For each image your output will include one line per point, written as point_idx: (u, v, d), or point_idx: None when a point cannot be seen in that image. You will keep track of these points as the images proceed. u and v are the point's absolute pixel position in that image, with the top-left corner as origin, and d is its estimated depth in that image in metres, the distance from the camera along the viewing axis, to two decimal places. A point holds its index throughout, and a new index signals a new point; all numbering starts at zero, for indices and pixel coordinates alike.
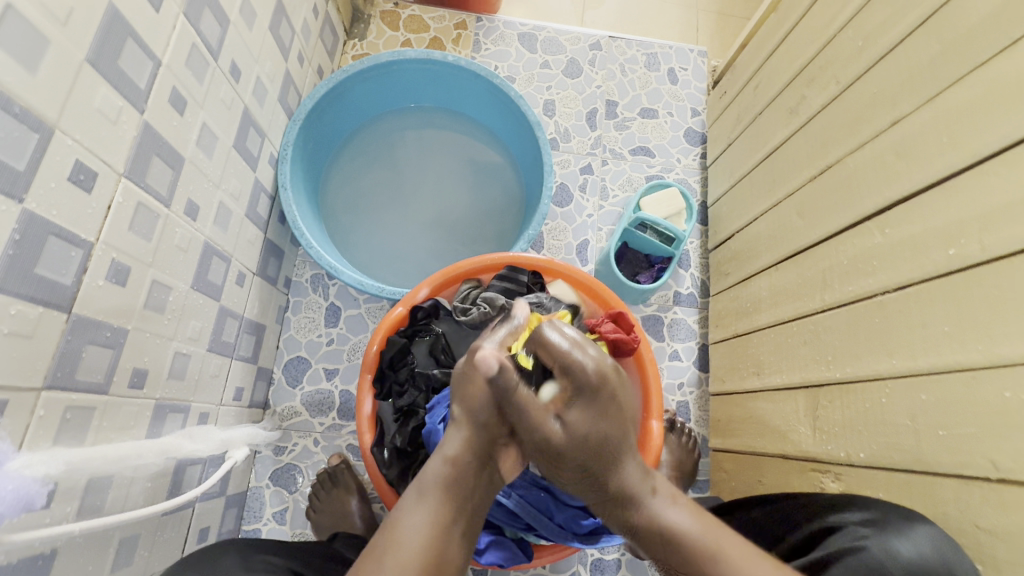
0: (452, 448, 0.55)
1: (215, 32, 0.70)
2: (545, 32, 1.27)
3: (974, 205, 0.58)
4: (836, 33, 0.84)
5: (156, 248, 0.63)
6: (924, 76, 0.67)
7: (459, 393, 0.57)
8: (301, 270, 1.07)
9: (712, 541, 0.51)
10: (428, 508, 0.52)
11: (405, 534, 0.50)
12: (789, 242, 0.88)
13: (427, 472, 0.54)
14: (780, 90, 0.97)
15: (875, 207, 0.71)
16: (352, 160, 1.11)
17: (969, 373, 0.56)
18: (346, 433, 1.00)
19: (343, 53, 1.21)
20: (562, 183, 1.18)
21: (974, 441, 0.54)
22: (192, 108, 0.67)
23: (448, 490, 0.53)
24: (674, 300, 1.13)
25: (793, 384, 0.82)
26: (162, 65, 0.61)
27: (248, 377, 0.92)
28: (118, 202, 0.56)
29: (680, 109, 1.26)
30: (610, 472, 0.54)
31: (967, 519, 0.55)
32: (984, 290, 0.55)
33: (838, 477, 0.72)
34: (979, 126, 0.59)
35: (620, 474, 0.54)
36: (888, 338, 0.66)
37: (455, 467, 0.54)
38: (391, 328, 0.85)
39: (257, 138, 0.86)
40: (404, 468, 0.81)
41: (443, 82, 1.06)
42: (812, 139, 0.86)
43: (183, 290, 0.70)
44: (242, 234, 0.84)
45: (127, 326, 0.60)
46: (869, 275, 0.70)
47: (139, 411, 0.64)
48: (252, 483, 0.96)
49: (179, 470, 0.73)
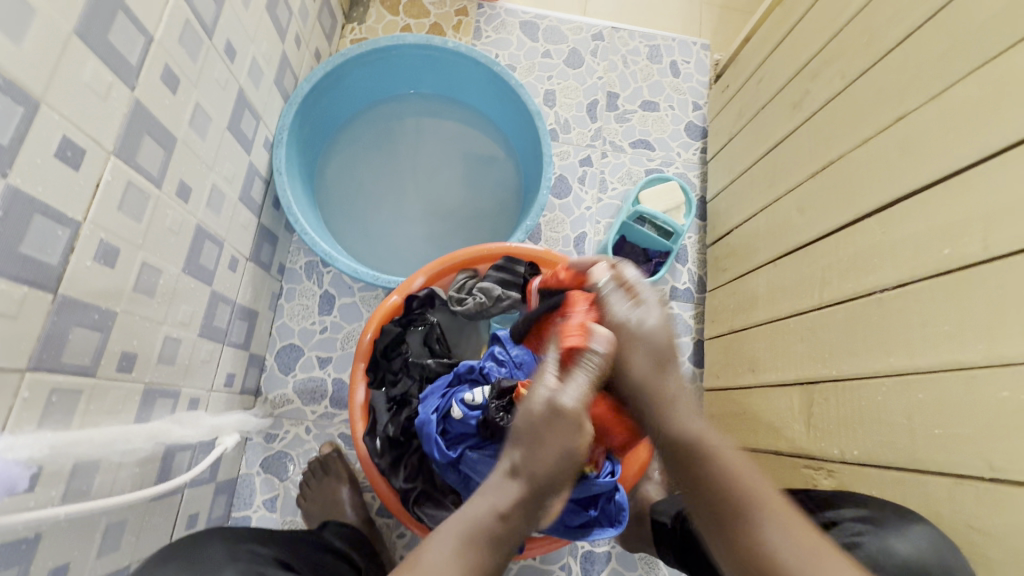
0: (503, 502, 0.49)
1: (209, 9, 0.68)
2: (547, 21, 1.25)
3: (978, 202, 0.57)
4: (842, 28, 0.83)
5: (147, 229, 0.62)
6: (931, 73, 0.66)
7: (527, 443, 0.51)
8: (294, 257, 1.05)
9: (750, 473, 0.52)
10: (469, 550, 0.48)
11: (439, 574, 0.46)
12: (789, 239, 0.88)
13: (471, 515, 0.49)
14: (783, 85, 0.96)
15: (876, 205, 0.71)
16: (349, 147, 1.10)
17: (966, 373, 0.55)
18: (338, 421, 1.00)
19: (342, 37, 1.19)
20: (561, 175, 1.16)
21: (970, 440, 0.54)
22: (185, 87, 0.66)
23: (491, 535, 0.48)
24: (671, 294, 1.12)
25: (788, 380, 0.82)
26: (154, 41, 0.59)
27: (239, 363, 0.91)
28: (107, 180, 0.55)
29: (682, 103, 1.25)
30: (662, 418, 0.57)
31: (961, 518, 0.55)
32: (983, 289, 0.55)
33: (830, 474, 0.72)
34: (984, 124, 0.58)
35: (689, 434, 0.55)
36: (885, 336, 0.66)
37: (507, 524, 0.49)
38: (386, 316, 0.85)
39: (252, 120, 0.84)
40: (396, 458, 0.79)
41: (443, 69, 1.05)
42: (815, 135, 0.85)
43: (174, 273, 0.69)
44: (236, 219, 0.83)
45: (116, 309, 0.59)
46: (869, 272, 0.70)
47: (127, 395, 0.63)
48: (242, 471, 0.95)
49: (169, 456, 0.72)
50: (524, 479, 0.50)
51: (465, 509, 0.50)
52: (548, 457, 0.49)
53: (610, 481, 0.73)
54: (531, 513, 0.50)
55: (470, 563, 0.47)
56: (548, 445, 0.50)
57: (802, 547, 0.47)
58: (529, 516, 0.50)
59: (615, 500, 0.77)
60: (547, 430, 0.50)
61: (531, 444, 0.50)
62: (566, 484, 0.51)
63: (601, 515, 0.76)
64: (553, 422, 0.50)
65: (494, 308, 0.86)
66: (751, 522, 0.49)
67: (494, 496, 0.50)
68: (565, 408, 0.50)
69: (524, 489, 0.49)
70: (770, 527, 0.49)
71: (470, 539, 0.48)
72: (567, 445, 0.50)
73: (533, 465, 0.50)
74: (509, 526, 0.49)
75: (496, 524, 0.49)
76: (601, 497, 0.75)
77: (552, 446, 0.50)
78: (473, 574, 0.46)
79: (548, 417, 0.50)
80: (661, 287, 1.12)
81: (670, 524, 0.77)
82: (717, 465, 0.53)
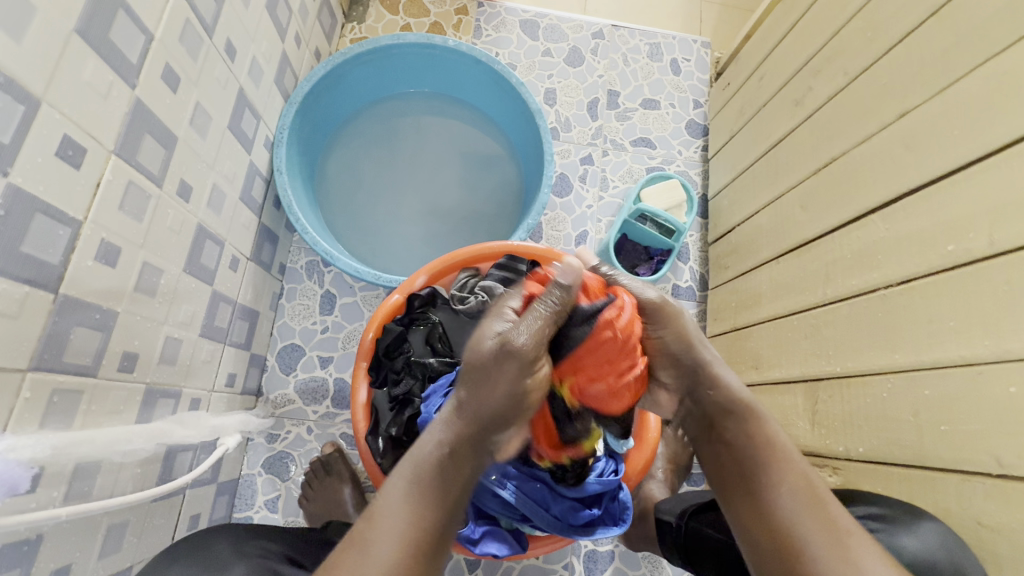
0: (446, 434, 0.54)
1: (210, 7, 0.68)
2: (548, 19, 1.25)
3: (983, 198, 0.57)
4: (844, 24, 0.82)
5: (148, 229, 0.62)
6: (934, 68, 0.66)
7: (474, 384, 0.52)
8: (295, 257, 1.05)
9: (784, 450, 0.56)
10: (415, 495, 0.51)
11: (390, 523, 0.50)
12: (791, 236, 0.87)
13: (418, 452, 0.53)
14: (785, 82, 0.96)
15: (879, 201, 0.70)
16: (350, 146, 1.09)
17: (972, 369, 0.55)
18: (340, 421, 0.99)
19: (342, 36, 1.18)
20: (563, 173, 1.16)
21: (978, 437, 0.54)
22: (186, 86, 0.65)
23: (438, 476, 0.52)
24: (673, 293, 1.12)
25: (791, 378, 0.82)
26: (155, 39, 0.59)
27: (241, 363, 0.90)
28: (108, 180, 0.55)
29: (683, 101, 1.24)
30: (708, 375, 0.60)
31: (969, 515, 0.54)
32: (989, 284, 0.55)
33: (835, 472, 0.71)
34: (989, 119, 0.58)
35: (733, 392, 0.59)
36: (889, 333, 0.66)
37: (448, 452, 0.53)
38: (389, 315, 0.85)
39: (253, 120, 0.84)
40: (399, 457, 0.79)
41: (444, 68, 1.04)
42: (818, 131, 0.85)
43: (175, 273, 0.68)
44: (237, 219, 0.82)
45: (117, 308, 0.59)
46: (873, 268, 0.70)
47: (128, 395, 0.63)
48: (244, 471, 0.95)
49: (171, 457, 0.72)
50: (467, 413, 0.53)
51: (417, 449, 0.54)
52: (493, 390, 0.51)
53: (611, 478, 0.74)
54: (476, 442, 0.53)
55: (416, 510, 0.51)
56: (493, 386, 0.51)
57: (812, 515, 0.51)
58: (472, 446, 0.53)
59: (618, 498, 0.78)
60: (496, 368, 0.51)
61: (478, 379, 0.52)
62: (517, 416, 0.52)
63: (605, 513, 0.77)
64: (506, 361, 0.50)
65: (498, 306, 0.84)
66: (774, 496, 0.53)
67: (437, 429, 0.54)
68: (513, 346, 0.49)
69: (465, 418, 0.53)
70: (783, 495, 0.53)
71: (418, 483, 0.52)
72: (515, 381, 0.50)
73: (480, 399, 0.52)
74: (454, 458, 0.53)
75: (439, 457, 0.53)
76: (605, 496, 0.76)
77: (500, 381, 0.51)
78: (423, 513, 0.51)
79: (496, 358, 0.50)
80: (663, 286, 1.12)
81: (673, 523, 0.77)
82: (760, 445, 0.56)
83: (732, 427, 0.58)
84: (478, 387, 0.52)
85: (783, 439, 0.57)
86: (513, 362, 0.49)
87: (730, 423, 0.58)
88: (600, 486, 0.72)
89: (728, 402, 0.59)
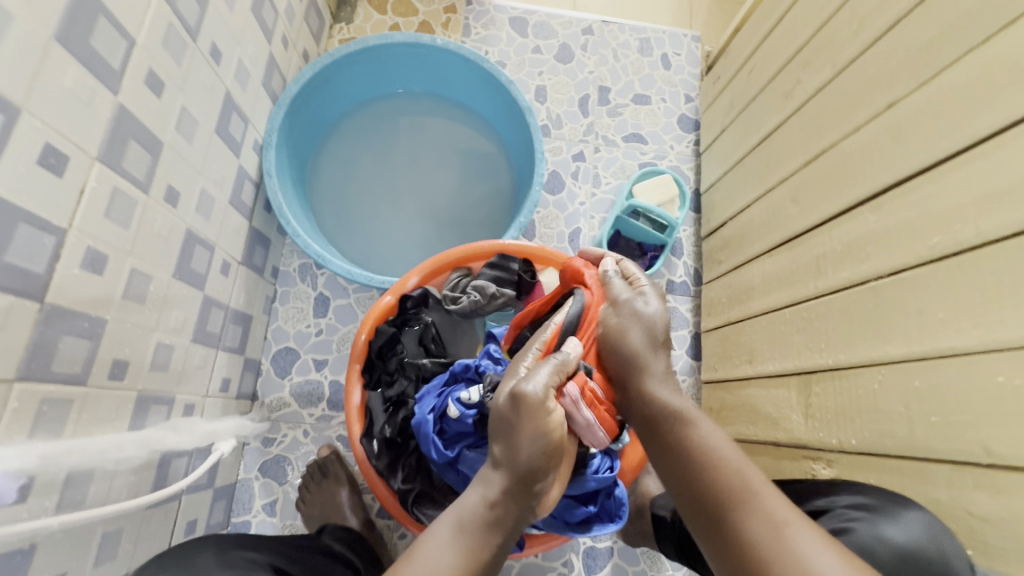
0: (491, 491, 0.52)
1: (193, 11, 0.67)
2: (537, 16, 1.24)
3: (970, 188, 0.57)
4: (831, 15, 0.82)
5: (135, 235, 0.61)
6: (921, 58, 0.66)
7: (504, 437, 0.54)
8: (288, 260, 1.05)
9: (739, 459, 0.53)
10: (460, 535, 0.50)
11: (434, 560, 0.49)
12: (783, 229, 0.87)
13: (464, 506, 0.52)
14: (773, 75, 0.96)
15: (869, 193, 0.70)
16: (340, 148, 1.09)
17: (963, 359, 0.55)
18: (336, 423, 0.99)
19: (330, 37, 1.18)
20: (554, 171, 1.16)
21: (968, 427, 0.54)
22: (170, 91, 0.65)
23: (482, 521, 0.51)
24: (667, 288, 1.12)
25: (784, 371, 0.82)
26: (137, 45, 0.59)
27: (234, 368, 0.90)
28: (92, 187, 0.54)
29: (674, 95, 1.24)
30: (637, 389, 0.63)
31: (959, 505, 0.55)
32: (977, 274, 0.55)
33: (829, 464, 0.72)
34: (976, 108, 0.58)
35: (666, 402, 0.60)
36: (880, 324, 0.66)
37: (495, 511, 0.52)
38: (381, 316, 0.85)
39: (240, 123, 0.83)
40: (394, 459, 0.79)
41: (433, 67, 1.04)
42: (807, 123, 0.84)
43: (165, 279, 0.68)
44: (226, 223, 0.82)
45: (106, 316, 0.59)
46: (863, 260, 0.70)
47: (120, 402, 0.63)
48: (241, 476, 0.95)
49: (165, 463, 0.71)
50: (504, 468, 0.53)
51: (459, 504, 0.52)
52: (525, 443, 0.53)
53: (608, 475, 0.72)
54: (518, 494, 0.52)
55: (463, 547, 0.50)
56: (521, 435, 0.53)
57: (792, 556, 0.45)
58: (516, 492, 0.52)
59: (615, 495, 0.77)
60: (520, 419, 0.53)
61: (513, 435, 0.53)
62: (549, 464, 0.54)
63: (602, 511, 0.76)
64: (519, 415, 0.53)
65: (488, 304, 0.85)
66: (735, 510, 0.49)
67: (484, 487, 0.53)
68: (529, 398, 0.53)
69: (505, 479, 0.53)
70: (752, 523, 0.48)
71: (465, 527, 0.51)
72: (539, 429, 0.53)
73: (511, 456, 0.53)
74: (499, 514, 0.52)
75: (486, 514, 0.51)
76: (601, 493, 0.75)
77: (529, 434, 0.52)
78: (471, 557, 0.50)
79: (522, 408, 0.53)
80: (657, 281, 1.12)
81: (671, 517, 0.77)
82: (699, 451, 0.54)
83: (676, 432, 0.57)
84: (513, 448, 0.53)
85: (717, 441, 0.55)
86: (530, 404, 0.53)
87: (671, 429, 0.58)
88: (598, 483, 0.72)
89: (663, 412, 0.59)
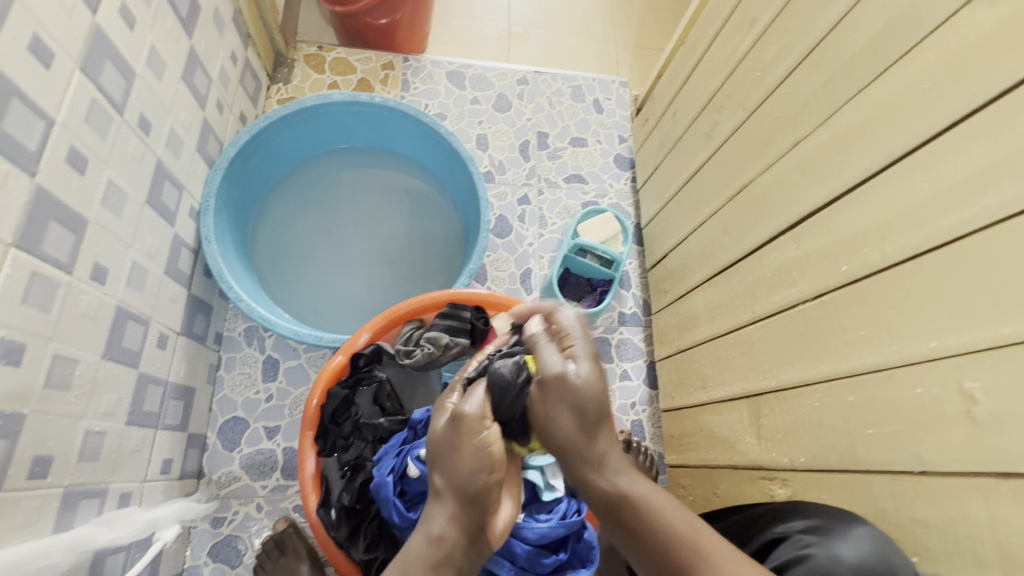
0: (436, 526, 0.53)
1: (119, 87, 0.66)
2: (473, 69, 1.29)
3: (874, 215, 0.63)
4: (739, 62, 0.91)
5: (58, 318, 0.58)
6: (818, 100, 0.73)
7: (441, 462, 0.56)
8: (232, 325, 1.01)
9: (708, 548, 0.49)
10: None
11: None
12: (717, 258, 0.92)
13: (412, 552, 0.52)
14: (694, 117, 1.03)
15: (787, 224, 0.76)
16: (284, 208, 1.08)
17: (885, 373, 0.59)
18: (292, 493, 0.94)
19: (267, 98, 1.18)
20: (501, 215, 1.19)
21: (899, 437, 0.58)
22: (96, 166, 0.63)
23: (431, 562, 0.51)
24: (619, 321, 1.15)
25: (735, 395, 0.85)
26: (57, 123, 0.57)
27: (177, 446, 0.85)
28: (7, 274, 0.51)
29: (608, 136, 1.31)
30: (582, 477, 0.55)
31: (903, 513, 0.57)
32: (889, 290, 0.60)
33: (784, 483, 0.73)
34: (868, 142, 0.65)
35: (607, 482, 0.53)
36: (814, 344, 0.70)
37: (444, 545, 0.52)
38: (332, 378, 0.82)
39: (174, 191, 0.81)
40: (354, 527, 0.76)
41: (372, 122, 1.05)
42: (728, 160, 0.91)
43: (93, 361, 0.64)
44: (162, 293, 0.79)
45: (24, 410, 0.54)
46: (791, 285, 0.75)
47: (42, 503, 0.57)
48: (188, 563, 0.88)
49: (97, 563, 0.65)
50: (449, 492, 0.54)
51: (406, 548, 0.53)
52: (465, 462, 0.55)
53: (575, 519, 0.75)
54: (468, 521, 0.53)
55: None
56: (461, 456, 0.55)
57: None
58: (467, 530, 0.53)
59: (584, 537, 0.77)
60: (460, 439, 0.56)
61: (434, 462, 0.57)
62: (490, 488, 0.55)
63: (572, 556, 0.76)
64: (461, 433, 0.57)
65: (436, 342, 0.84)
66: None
67: (429, 523, 0.53)
68: (467, 417, 0.58)
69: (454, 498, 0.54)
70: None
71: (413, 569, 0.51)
72: (479, 443, 0.56)
73: (452, 474, 0.54)
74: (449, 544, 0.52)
75: (433, 552, 0.51)
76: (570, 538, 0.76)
77: (467, 450, 0.55)
78: None
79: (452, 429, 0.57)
80: (609, 315, 1.15)
81: None
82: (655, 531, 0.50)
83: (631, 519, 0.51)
84: (450, 464, 0.55)
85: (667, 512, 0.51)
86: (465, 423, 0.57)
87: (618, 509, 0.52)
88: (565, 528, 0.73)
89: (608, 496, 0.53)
